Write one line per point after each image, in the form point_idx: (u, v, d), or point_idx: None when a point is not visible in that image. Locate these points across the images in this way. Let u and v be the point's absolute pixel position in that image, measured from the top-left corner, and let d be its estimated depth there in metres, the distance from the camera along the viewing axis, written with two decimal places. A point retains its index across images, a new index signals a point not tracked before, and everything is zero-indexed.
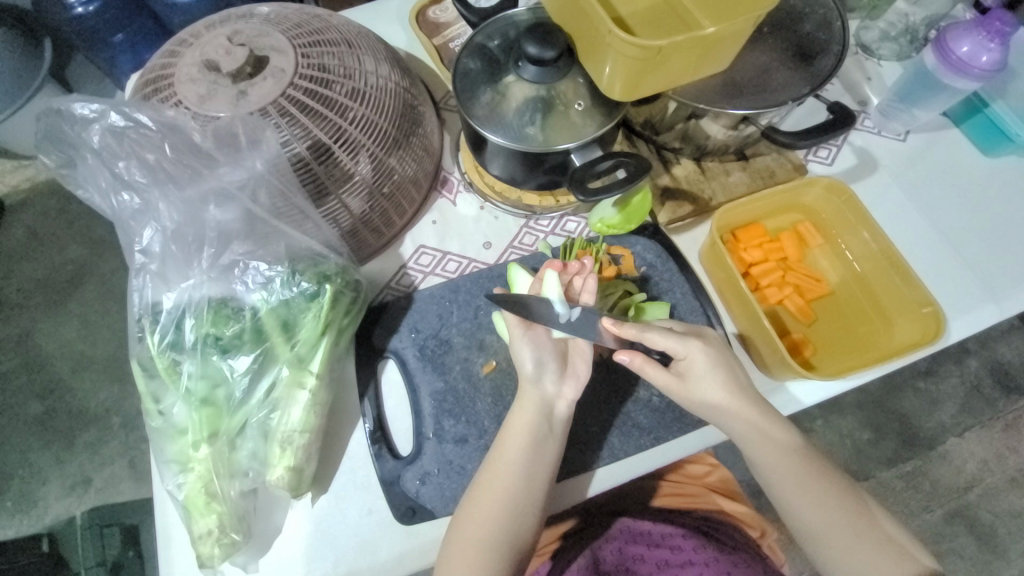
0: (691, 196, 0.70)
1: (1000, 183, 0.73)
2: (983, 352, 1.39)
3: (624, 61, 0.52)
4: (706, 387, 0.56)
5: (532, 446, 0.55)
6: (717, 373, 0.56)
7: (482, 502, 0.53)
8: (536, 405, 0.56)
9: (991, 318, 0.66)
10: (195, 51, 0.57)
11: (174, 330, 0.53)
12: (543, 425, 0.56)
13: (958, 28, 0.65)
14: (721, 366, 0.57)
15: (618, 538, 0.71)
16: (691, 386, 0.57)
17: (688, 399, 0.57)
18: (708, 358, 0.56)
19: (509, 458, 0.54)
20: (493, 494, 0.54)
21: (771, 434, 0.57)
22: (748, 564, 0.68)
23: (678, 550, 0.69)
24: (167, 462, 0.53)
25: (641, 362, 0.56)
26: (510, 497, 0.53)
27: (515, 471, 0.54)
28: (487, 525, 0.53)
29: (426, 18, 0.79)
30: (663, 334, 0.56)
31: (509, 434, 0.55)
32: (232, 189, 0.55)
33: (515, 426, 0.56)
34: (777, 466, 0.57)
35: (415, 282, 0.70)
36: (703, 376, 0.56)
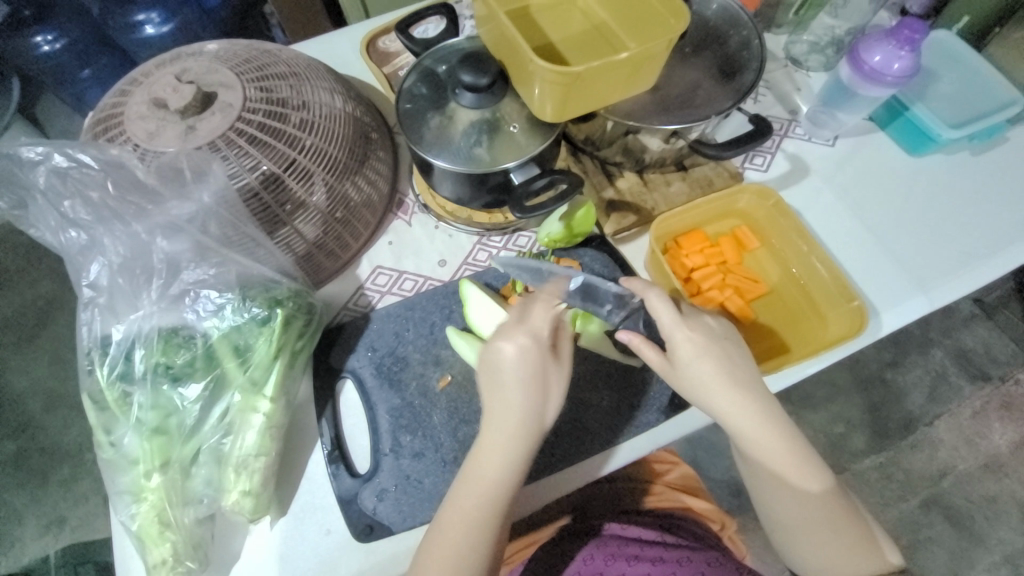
0: (634, 207, 0.73)
1: (924, 181, 0.78)
2: (946, 341, 1.44)
3: (549, 85, 0.55)
4: (702, 374, 0.57)
5: (507, 474, 0.53)
6: (709, 355, 0.57)
7: (449, 534, 0.52)
8: (514, 434, 0.53)
9: (923, 308, 0.69)
10: (143, 90, 0.60)
11: (123, 361, 0.54)
12: (518, 453, 0.53)
13: (870, 39, 0.70)
14: (710, 351, 0.57)
15: (593, 544, 0.73)
16: (682, 368, 0.58)
17: (684, 383, 0.58)
18: (693, 340, 0.57)
19: (479, 486, 0.53)
20: (461, 524, 0.52)
21: (769, 429, 0.57)
22: (720, 562, 0.70)
23: (648, 548, 0.71)
24: (119, 493, 0.53)
25: (640, 341, 0.58)
26: (479, 524, 0.52)
27: (481, 499, 0.52)
28: (456, 557, 0.51)
29: (376, 48, 0.82)
30: (661, 300, 0.58)
31: (480, 462, 0.53)
32: (180, 221, 0.57)
33: (488, 452, 0.53)
34: (765, 453, 0.57)
35: (372, 302, 0.71)
36: (689, 359, 0.57)
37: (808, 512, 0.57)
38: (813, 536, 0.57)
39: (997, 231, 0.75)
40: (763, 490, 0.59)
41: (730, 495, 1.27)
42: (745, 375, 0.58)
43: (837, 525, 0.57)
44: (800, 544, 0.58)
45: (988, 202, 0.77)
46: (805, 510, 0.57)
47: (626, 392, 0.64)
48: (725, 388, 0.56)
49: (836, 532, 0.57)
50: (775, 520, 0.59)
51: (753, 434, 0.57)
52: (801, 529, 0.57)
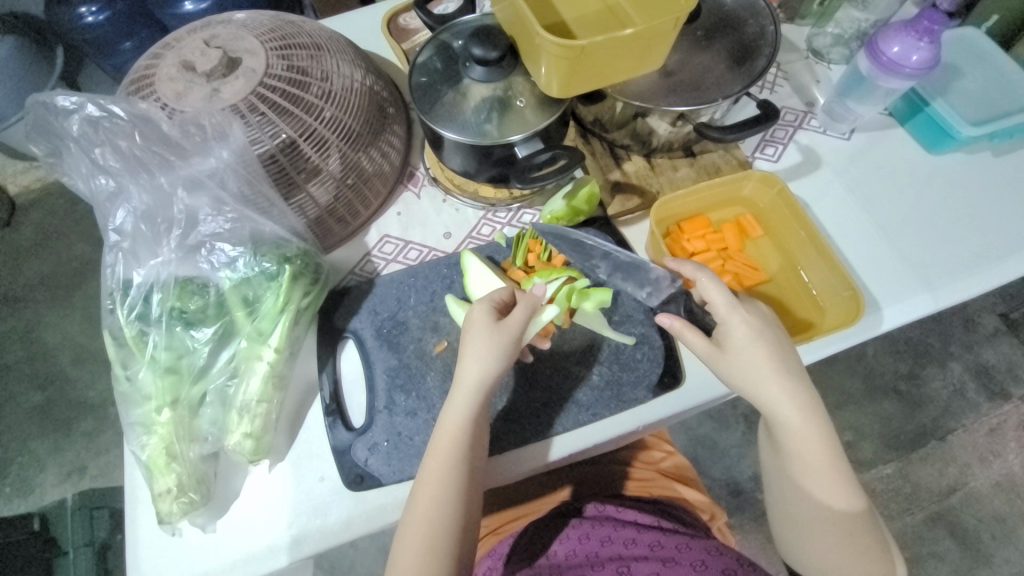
0: (639, 189, 0.74)
1: (942, 178, 0.76)
2: (967, 355, 1.40)
3: (554, 60, 0.56)
4: (749, 362, 0.59)
5: (464, 435, 0.56)
6: (762, 341, 0.59)
7: (421, 502, 0.54)
8: (468, 392, 0.57)
9: (927, 307, 0.68)
10: (175, 53, 0.63)
11: (142, 303, 0.58)
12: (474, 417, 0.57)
13: (889, 30, 0.68)
14: (761, 341, 0.59)
15: (585, 524, 0.75)
16: (731, 351, 0.59)
17: (733, 367, 0.59)
18: (747, 325, 0.60)
19: (441, 452, 0.55)
20: (432, 493, 0.54)
21: (812, 427, 0.58)
22: (720, 551, 0.70)
23: (644, 533, 0.73)
24: (132, 425, 0.57)
25: (683, 325, 0.60)
26: (447, 490, 0.54)
27: (455, 465, 0.55)
28: (432, 525, 0.54)
29: (396, 24, 0.84)
30: (715, 285, 0.60)
31: (442, 431, 0.56)
32: (201, 177, 0.60)
33: (447, 418, 0.57)
34: (800, 448, 0.58)
35: (377, 269, 0.74)
36: (741, 342, 0.59)
37: (830, 517, 0.58)
38: (825, 537, 0.59)
39: (1016, 237, 0.73)
40: (788, 486, 0.61)
41: (728, 494, 1.26)
42: (795, 370, 0.60)
43: (859, 537, 0.58)
44: (811, 543, 0.60)
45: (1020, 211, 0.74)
46: (828, 515, 0.58)
47: (616, 367, 0.66)
48: (775, 379, 0.58)
49: (854, 544, 0.58)
50: (791, 515, 0.61)
51: (793, 425, 0.58)
52: (820, 531, 0.59)
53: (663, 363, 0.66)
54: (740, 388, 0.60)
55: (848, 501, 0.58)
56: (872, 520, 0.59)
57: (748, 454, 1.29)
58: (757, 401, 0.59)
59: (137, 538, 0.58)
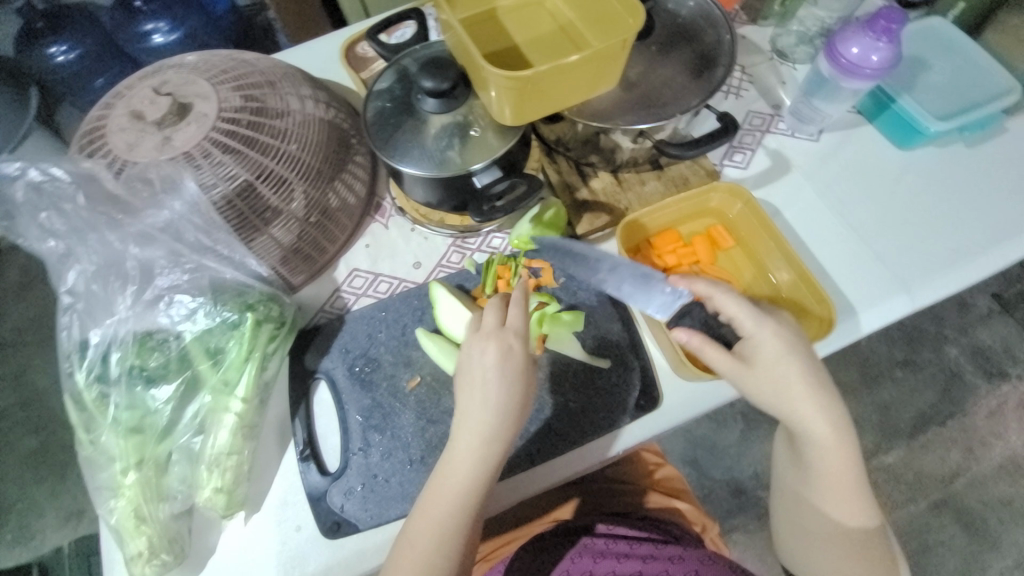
0: (607, 207, 0.73)
1: (912, 175, 0.75)
2: (962, 338, 1.39)
3: (503, 91, 0.55)
4: (777, 378, 0.55)
5: (472, 474, 0.54)
6: (796, 356, 0.56)
7: (419, 540, 0.52)
8: (501, 396, 0.55)
9: (903, 309, 0.67)
10: (124, 104, 0.62)
11: (101, 363, 0.57)
12: (492, 452, 0.55)
13: (848, 30, 0.67)
14: (789, 354, 0.56)
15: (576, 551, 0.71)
16: (759, 366, 0.56)
17: (761, 383, 0.56)
18: (779, 338, 0.56)
19: (450, 488, 0.53)
20: (431, 534, 0.52)
21: (841, 449, 0.56)
22: (713, 560, 0.69)
23: (638, 545, 0.71)
24: (99, 488, 0.56)
25: (702, 341, 0.57)
26: (455, 524, 0.52)
27: (466, 477, 0.54)
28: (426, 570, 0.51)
29: (354, 53, 0.83)
30: (732, 296, 0.58)
31: (448, 468, 0.54)
32: (154, 230, 0.60)
33: (459, 451, 0.54)
34: (824, 466, 0.56)
35: (348, 304, 0.73)
36: (771, 357, 0.56)
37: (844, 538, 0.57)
38: (837, 555, 0.58)
39: (1002, 233, 0.71)
40: (802, 500, 0.60)
41: (729, 494, 1.25)
42: (829, 388, 0.56)
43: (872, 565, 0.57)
44: (821, 558, 0.59)
45: (1001, 206, 0.73)
46: (843, 536, 0.57)
47: (592, 392, 0.65)
48: (807, 396, 0.55)
49: (868, 572, 0.57)
50: (803, 528, 0.60)
51: (822, 445, 0.55)
52: (832, 552, 0.58)
53: (639, 385, 0.64)
54: (766, 405, 0.56)
55: (864, 519, 0.57)
56: (885, 538, 0.58)
57: (748, 453, 1.28)
58: (785, 417, 0.56)
59: None
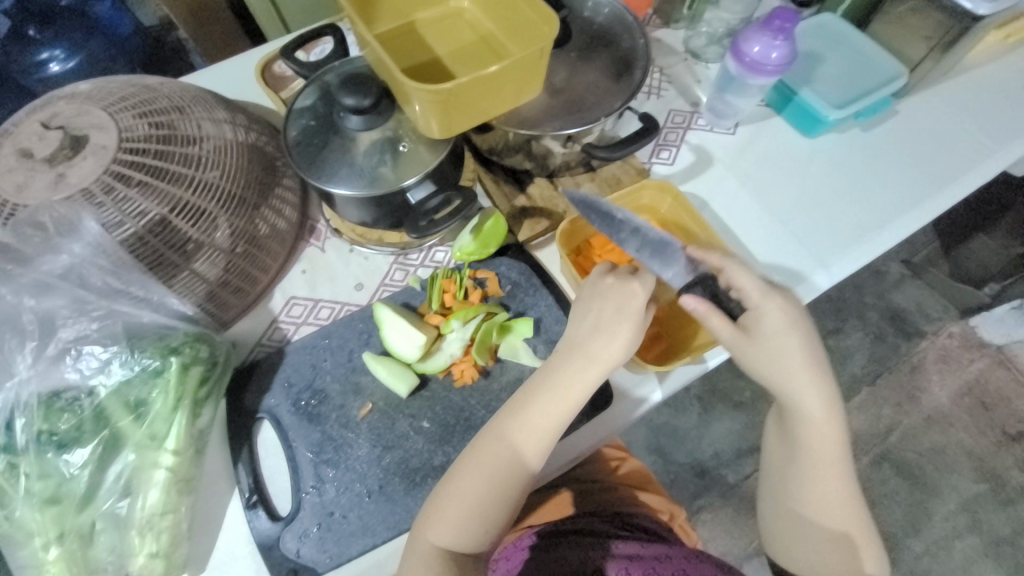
0: (546, 212, 0.74)
1: (819, 159, 0.82)
2: (881, 303, 1.52)
3: (427, 104, 0.54)
4: (777, 350, 0.57)
5: (527, 435, 0.54)
6: (796, 331, 0.57)
7: (458, 504, 0.53)
8: (571, 346, 0.56)
9: (822, 283, 0.72)
10: (7, 141, 0.56)
11: (4, 432, 0.51)
12: (551, 409, 0.54)
13: (748, 31, 0.72)
14: (791, 327, 0.57)
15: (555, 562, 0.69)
16: (761, 338, 0.57)
17: (758, 353, 0.57)
18: (783, 314, 0.57)
19: (499, 445, 0.54)
20: (471, 498, 0.53)
21: (828, 422, 0.59)
22: (699, 558, 0.68)
23: (623, 545, 0.67)
24: (21, 567, 0.52)
25: (709, 308, 0.57)
26: (496, 483, 0.53)
27: (518, 433, 0.54)
28: (469, 527, 0.52)
29: (271, 72, 0.79)
30: (743, 270, 0.59)
31: (507, 425, 0.54)
32: (52, 279, 0.55)
33: (521, 404, 0.55)
34: (810, 439, 0.59)
35: (287, 335, 0.69)
36: (774, 330, 0.57)
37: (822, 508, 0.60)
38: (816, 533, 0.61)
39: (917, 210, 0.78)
40: (788, 477, 0.62)
41: (694, 476, 1.30)
42: (825, 365, 0.59)
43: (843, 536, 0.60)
44: (804, 536, 0.62)
45: (908, 185, 0.80)
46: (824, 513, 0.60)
47: None
48: (805, 369, 0.57)
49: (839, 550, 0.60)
50: (787, 507, 0.63)
51: (813, 418, 0.58)
52: (811, 520, 0.61)
53: None
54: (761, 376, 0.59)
55: (843, 498, 0.60)
56: (864, 520, 0.61)
57: (707, 434, 1.33)
58: (778, 391, 0.59)
59: None
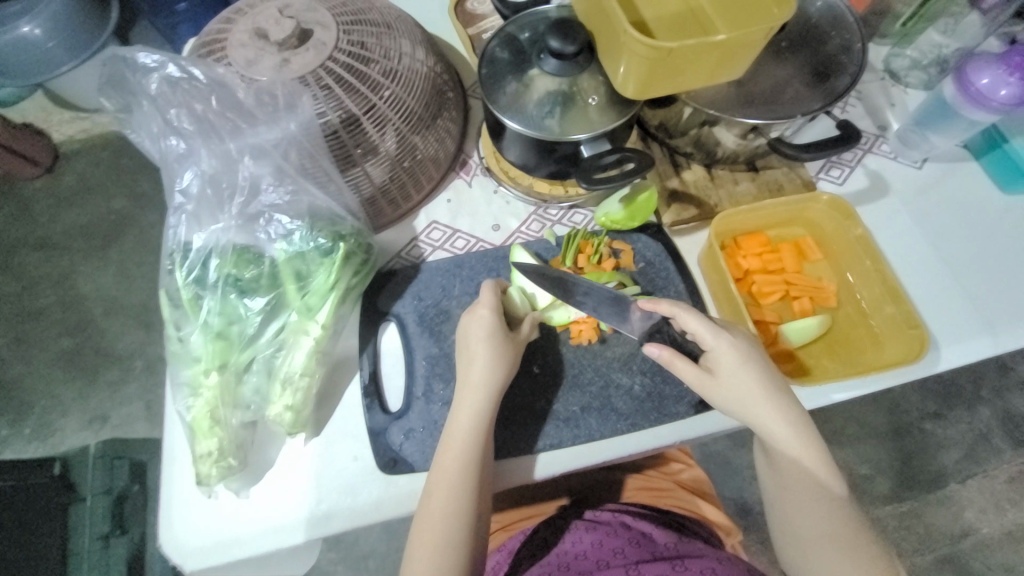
0: (696, 200, 0.71)
1: (1014, 219, 0.73)
2: (996, 401, 1.34)
3: (637, 61, 0.55)
4: (738, 382, 0.56)
5: (474, 440, 0.56)
6: (750, 369, 0.56)
7: (434, 503, 0.54)
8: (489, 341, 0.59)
9: (984, 351, 0.66)
10: (247, 19, 0.62)
11: (200, 267, 0.59)
12: (486, 396, 0.57)
13: (981, 60, 0.65)
14: (746, 358, 0.57)
15: (583, 526, 0.71)
16: (722, 378, 0.57)
17: (725, 393, 0.57)
18: (737, 348, 0.57)
19: (461, 431, 0.56)
20: (446, 484, 0.54)
21: (806, 453, 0.55)
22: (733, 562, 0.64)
23: (655, 542, 0.68)
24: (179, 385, 0.58)
25: (671, 355, 0.58)
26: (466, 469, 0.54)
27: (472, 417, 0.56)
28: (446, 533, 0.52)
29: (464, 9, 0.83)
30: (693, 313, 0.58)
31: (451, 438, 0.56)
32: (267, 146, 0.61)
33: (462, 395, 0.58)
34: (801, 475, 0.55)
35: (424, 255, 0.73)
36: (732, 367, 0.57)
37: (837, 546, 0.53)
38: None
39: None
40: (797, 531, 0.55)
41: (737, 513, 1.24)
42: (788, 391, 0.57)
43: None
44: None
45: None
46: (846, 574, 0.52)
47: (659, 380, 0.64)
48: (760, 400, 0.56)
49: None
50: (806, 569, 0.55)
51: (789, 451, 0.55)
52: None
53: None
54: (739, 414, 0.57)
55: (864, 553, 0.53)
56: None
57: None
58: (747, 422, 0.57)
59: (171, 496, 0.60)
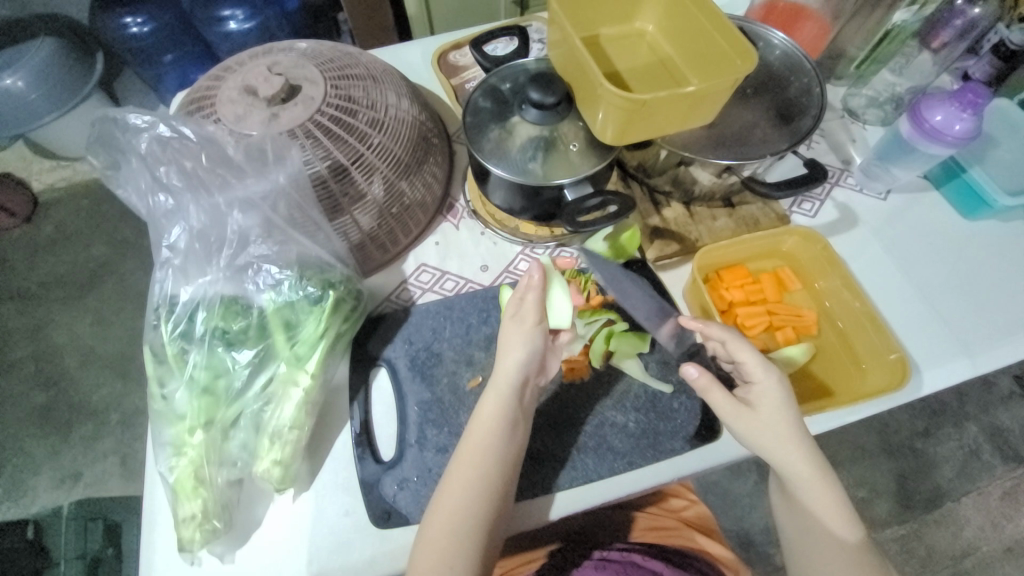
0: (677, 236, 0.74)
1: (977, 244, 0.77)
2: (983, 417, 1.37)
3: (614, 110, 0.58)
4: (773, 420, 0.55)
5: (501, 431, 0.56)
6: (791, 411, 0.56)
7: (450, 496, 0.54)
8: (524, 333, 0.60)
9: (963, 373, 0.68)
10: (236, 77, 0.64)
11: (187, 321, 0.59)
12: (515, 394, 0.58)
13: (933, 98, 0.70)
14: (784, 393, 0.57)
15: (592, 564, 0.69)
16: (763, 413, 0.56)
17: (763, 430, 0.55)
18: (780, 388, 0.56)
19: (487, 433, 0.56)
20: (460, 493, 0.54)
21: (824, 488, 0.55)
22: None
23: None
24: (162, 445, 0.57)
25: (710, 381, 0.57)
26: (484, 475, 0.54)
27: (499, 419, 0.56)
28: (453, 542, 0.52)
29: (446, 61, 0.87)
30: (743, 345, 0.57)
31: (474, 429, 0.56)
32: (256, 198, 0.61)
33: (490, 397, 0.58)
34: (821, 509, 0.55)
35: (413, 298, 0.74)
36: (775, 405, 0.55)
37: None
38: None
39: None
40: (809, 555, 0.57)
41: (739, 545, 1.22)
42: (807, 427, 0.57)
43: None
44: None
45: None
46: None
47: (653, 416, 0.64)
48: (791, 438, 0.55)
49: None
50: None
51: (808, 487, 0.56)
52: None
53: (701, 415, 0.64)
54: (770, 455, 0.56)
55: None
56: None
57: (759, 505, 1.24)
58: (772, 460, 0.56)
59: (150, 564, 0.56)
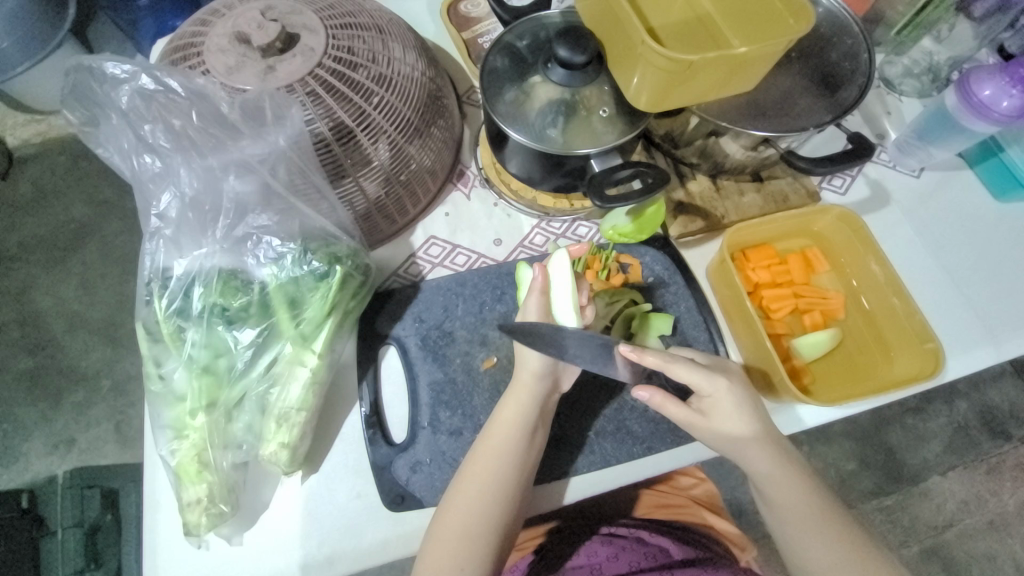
0: (703, 212, 0.70)
1: (1009, 228, 0.74)
2: (973, 394, 1.33)
3: (652, 72, 0.53)
4: (726, 424, 0.55)
5: (520, 430, 0.54)
6: (742, 412, 0.54)
7: (468, 495, 0.52)
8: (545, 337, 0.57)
9: (987, 361, 0.67)
10: (225, 22, 0.56)
11: (182, 297, 0.55)
12: (539, 394, 0.56)
13: (984, 71, 0.65)
14: (741, 401, 0.55)
15: (599, 539, 0.69)
16: (714, 422, 0.55)
17: (714, 435, 0.55)
18: (731, 393, 0.55)
19: (504, 433, 0.54)
20: (473, 496, 0.52)
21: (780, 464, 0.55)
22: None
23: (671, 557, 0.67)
24: (162, 428, 0.54)
25: (663, 399, 0.55)
26: (502, 476, 0.53)
27: (517, 421, 0.55)
28: (462, 539, 0.51)
29: (457, 11, 0.79)
30: (685, 367, 0.54)
31: (494, 428, 0.55)
32: (253, 161, 0.56)
33: (508, 399, 0.56)
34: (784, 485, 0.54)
35: (423, 272, 0.70)
36: (725, 413, 0.54)
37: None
38: None
39: None
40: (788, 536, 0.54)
41: None
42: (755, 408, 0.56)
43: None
44: None
45: None
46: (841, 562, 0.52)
47: None
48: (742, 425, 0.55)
49: None
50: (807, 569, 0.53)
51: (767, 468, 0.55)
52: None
53: None
54: (725, 449, 0.56)
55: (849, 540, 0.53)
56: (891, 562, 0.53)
57: None
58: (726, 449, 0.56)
59: (156, 545, 0.55)
